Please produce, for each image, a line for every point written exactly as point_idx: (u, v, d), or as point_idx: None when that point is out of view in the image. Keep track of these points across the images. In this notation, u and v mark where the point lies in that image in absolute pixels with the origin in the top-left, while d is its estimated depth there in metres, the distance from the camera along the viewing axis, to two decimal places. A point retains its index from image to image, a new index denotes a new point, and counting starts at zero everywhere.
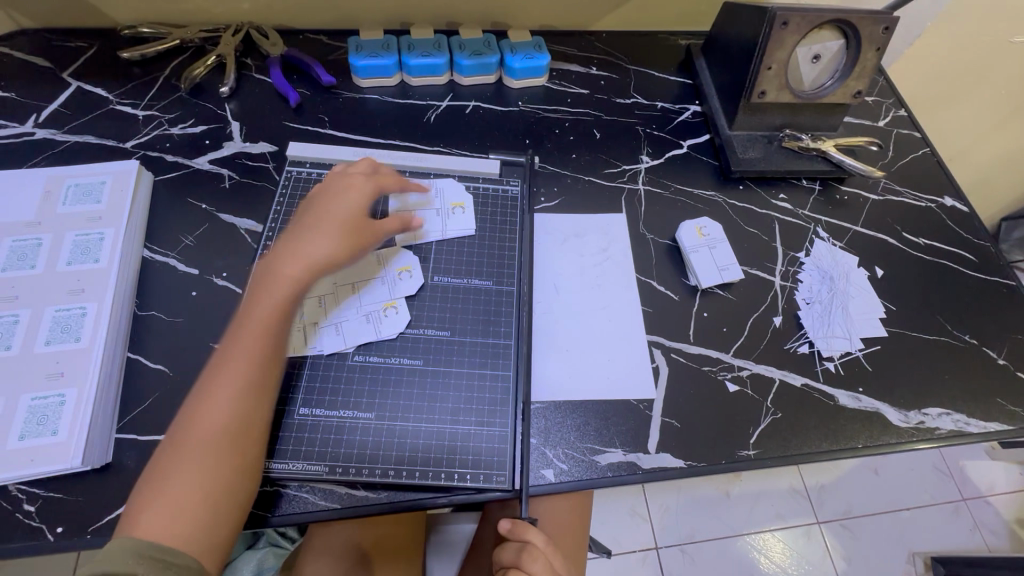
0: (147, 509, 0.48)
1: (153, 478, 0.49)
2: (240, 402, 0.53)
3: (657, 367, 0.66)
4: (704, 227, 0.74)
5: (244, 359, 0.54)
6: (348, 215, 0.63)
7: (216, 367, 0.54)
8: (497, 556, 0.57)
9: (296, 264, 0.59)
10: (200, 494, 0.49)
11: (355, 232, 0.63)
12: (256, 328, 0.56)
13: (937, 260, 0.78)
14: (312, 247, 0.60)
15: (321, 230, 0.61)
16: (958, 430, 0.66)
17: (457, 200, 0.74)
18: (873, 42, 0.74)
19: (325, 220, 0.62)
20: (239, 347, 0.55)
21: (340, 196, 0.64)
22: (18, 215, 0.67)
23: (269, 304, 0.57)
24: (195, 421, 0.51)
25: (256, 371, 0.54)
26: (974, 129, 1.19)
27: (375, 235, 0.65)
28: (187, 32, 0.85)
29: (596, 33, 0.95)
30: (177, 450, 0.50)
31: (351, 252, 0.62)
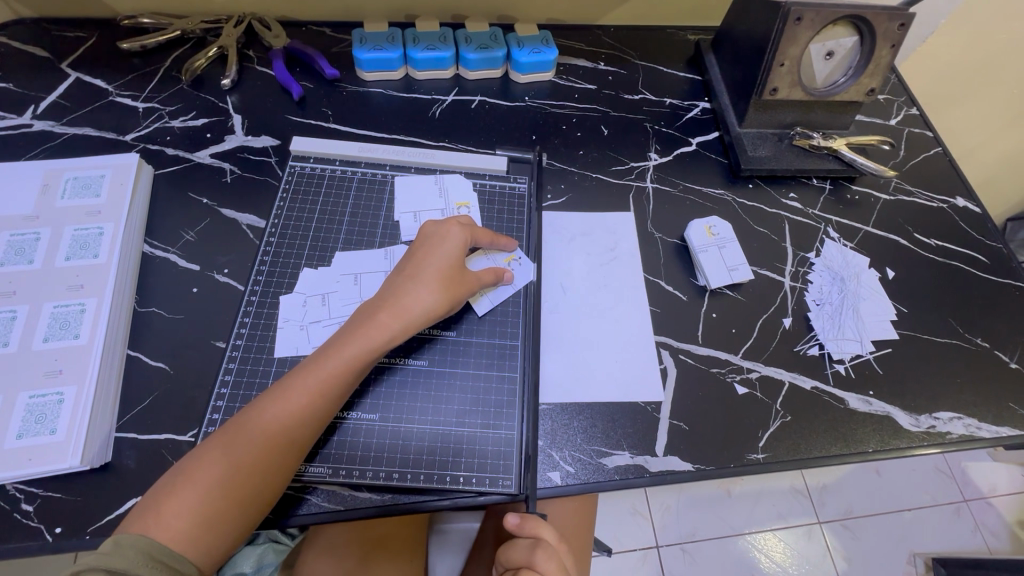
0: (164, 514, 0.46)
1: (178, 481, 0.48)
2: (292, 434, 0.51)
3: (665, 369, 0.66)
4: (713, 226, 0.73)
5: (308, 392, 0.52)
6: (452, 269, 0.60)
7: (280, 390, 0.52)
8: (507, 555, 0.55)
9: (393, 315, 0.57)
10: (220, 511, 0.48)
11: (454, 287, 0.60)
12: (333, 365, 0.54)
13: (949, 261, 0.76)
14: (413, 300, 0.57)
15: (424, 281, 0.58)
16: (970, 435, 0.65)
17: (462, 200, 0.73)
18: (888, 39, 0.72)
19: (429, 270, 0.59)
20: (309, 381, 0.53)
21: (447, 248, 0.61)
22: (16, 209, 0.66)
23: (355, 346, 0.55)
24: (246, 439, 0.50)
25: (318, 407, 0.53)
26: (984, 128, 1.18)
27: (469, 290, 0.62)
28: (188, 23, 0.83)
29: (604, 28, 0.93)
30: (209, 460, 0.49)
31: (447, 307, 0.59)
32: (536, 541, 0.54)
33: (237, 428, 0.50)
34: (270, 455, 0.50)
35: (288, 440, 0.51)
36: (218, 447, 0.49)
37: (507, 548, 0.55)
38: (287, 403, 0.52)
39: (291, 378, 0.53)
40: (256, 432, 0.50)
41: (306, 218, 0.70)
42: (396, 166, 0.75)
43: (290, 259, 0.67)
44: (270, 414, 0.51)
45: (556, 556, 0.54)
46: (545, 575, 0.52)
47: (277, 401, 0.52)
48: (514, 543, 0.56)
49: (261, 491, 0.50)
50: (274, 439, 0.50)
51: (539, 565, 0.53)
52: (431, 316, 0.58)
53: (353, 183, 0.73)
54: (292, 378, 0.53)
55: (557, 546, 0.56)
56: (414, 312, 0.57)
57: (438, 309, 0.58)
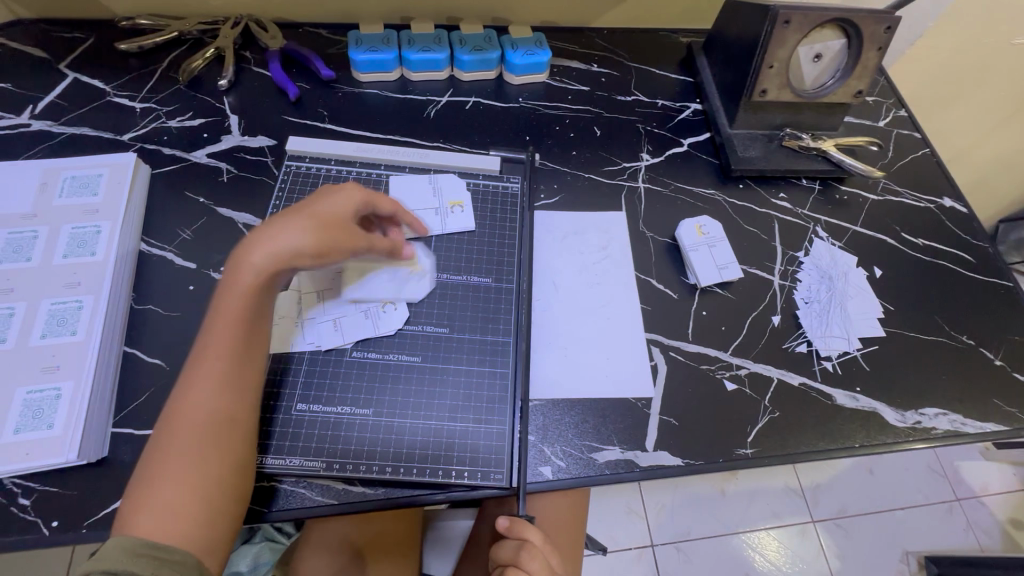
0: (144, 512, 0.47)
1: (144, 481, 0.48)
2: (219, 401, 0.52)
3: (656, 366, 0.66)
4: (703, 225, 0.74)
5: (215, 357, 0.53)
6: (324, 212, 0.58)
7: (195, 367, 0.53)
8: (496, 553, 0.56)
9: (259, 251, 0.55)
10: (191, 494, 0.48)
11: (328, 230, 0.57)
12: (224, 322, 0.54)
13: (936, 260, 0.78)
14: (275, 236, 0.56)
15: (290, 219, 0.57)
16: (955, 431, 0.66)
17: (455, 199, 0.74)
18: (875, 42, 0.73)
19: (299, 210, 0.58)
20: (214, 347, 0.53)
21: (330, 196, 0.60)
22: (14, 207, 0.67)
23: (235, 298, 0.54)
24: (184, 424, 0.50)
25: (232, 369, 0.53)
26: (973, 131, 1.19)
27: (350, 233, 0.59)
28: (185, 24, 0.84)
29: (597, 31, 0.94)
30: (162, 454, 0.49)
31: (318, 243, 0.56)
32: (523, 543, 0.55)
33: (170, 419, 0.51)
34: (208, 427, 0.51)
35: (219, 409, 0.52)
36: (164, 441, 0.50)
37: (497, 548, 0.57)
38: (205, 376, 0.52)
39: (199, 353, 0.53)
40: (188, 416, 0.51)
41: None
42: (391, 166, 0.76)
43: None
44: (192, 391, 0.52)
45: (543, 557, 0.55)
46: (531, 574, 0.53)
47: (196, 376, 0.52)
48: (503, 543, 0.57)
49: (225, 464, 0.50)
50: (207, 414, 0.51)
51: (524, 564, 0.54)
52: (295, 253, 0.56)
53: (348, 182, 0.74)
54: (199, 353, 0.54)
55: (545, 548, 0.56)
56: (276, 246, 0.55)
57: (302, 246, 0.56)
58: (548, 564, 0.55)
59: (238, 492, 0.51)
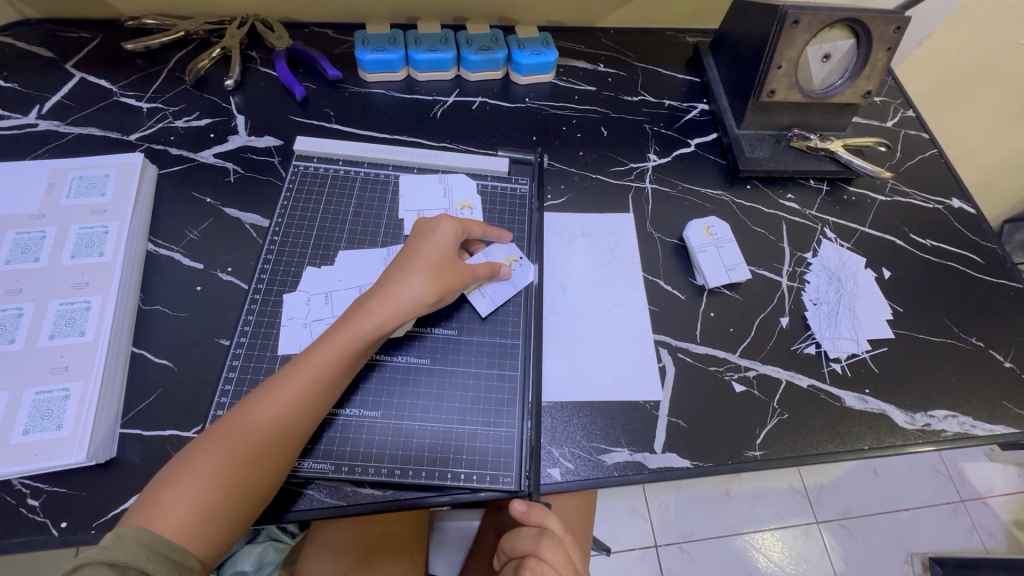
0: (163, 505, 0.47)
1: (177, 474, 0.48)
2: (287, 425, 0.52)
3: (664, 367, 0.66)
4: (711, 226, 0.74)
5: (300, 382, 0.53)
6: (441, 260, 0.61)
7: (272, 385, 0.53)
8: (512, 543, 0.55)
9: (383, 303, 0.57)
10: (216, 501, 0.48)
11: (445, 277, 0.60)
12: (326, 355, 0.55)
13: (945, 262, 0.77)
14: (401, 288, 0.58)
15: (413, 271, 0.59)
16: (964, 433, 0.66)
17: (465, 201, 0.73)
18: (884, 41, 0.73)
19: (417, 260, 0.60)
20: (300, 373, 0.54)
21: (439, 241, 0.62)
22: (21, 208, 0.67)
23: (343, 338, 0.55)
24: (239, 430, 0.51)
25: (309, 398, 0.53)
26: (979, 132, 1.19)
27: (461, 282, 0.62)
28: (192, 24, 0.84)
29: (604, 30, 0.94)
30: (205, 453, 0.49)
31: (437, 297, 0.60)
32: (543, 529, 0.55)
33: (228, 424, 0.51)
34: (262, 447, 0.51)
35: (282, 432, 0.52)
36: (212, 442, 0.50)
37: (513, 538, 0.55)
38: (282, 396, 0.52)
39: (283, 373, 0.54)
40: (249, 425, 0.51)
41: (310, 218, 0.71)
42: (399, 166, 0.76)
43: (293, 258, 0.68)
44: (263, 405, 0.52)
45: (562, 547, 0.54)
46: (551, 564, 0.53)
47: (272, 393, 0.53)
48: (518, 532, 0.56)
49: (259, 481, 0.50)
50: (270, 431, 0.51)
51: (545, 552, 0.53)
52: (422, 305, 0.59)
53: (356, 183, 0.74)
54: (285, 372, 0.54)
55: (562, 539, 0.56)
56: (402, 300, 0.58)
57: (428, 297, 0.59)
58: (567, 555, 0.55)
59: (255, 506, 0.51)
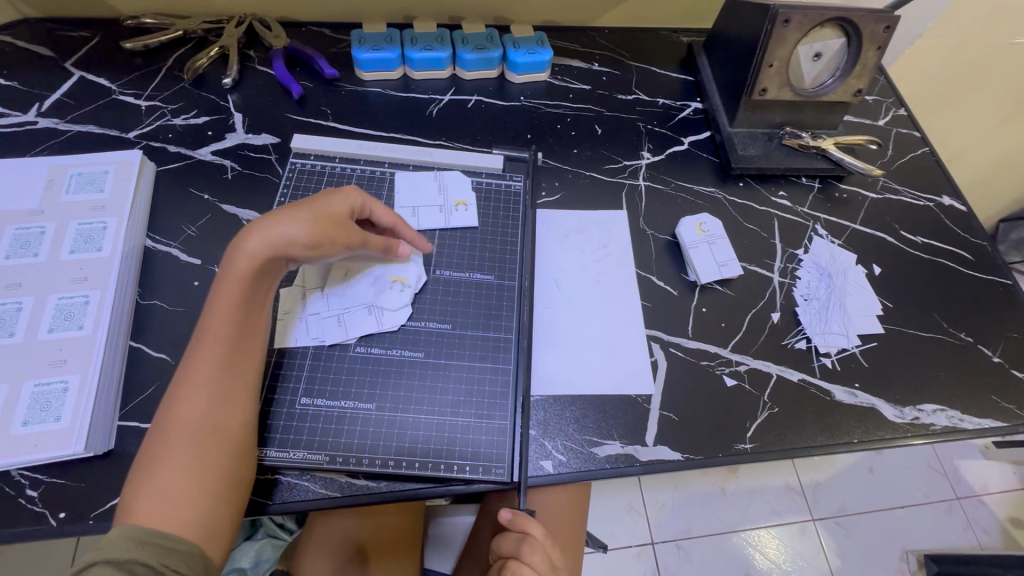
0: (136, 503, 0.47)
1: (141, 473, 0.49)
2: (214, 392, 0.53)
3: (656, 361, 0.67)
4: (704, 223, 0.75)
5: (211, 346, 0.54)
6: (321, 203, 0.60)
7: (189, 361, 0.54)
8: (498, 545, 0.57)
9: (260, 243, 0.57)
10: (185, 485, 0.49)
11: (331, 226, 0.60)
12: (225, 313, 0.55)
13: (935, 258, 0.78)
14: (273, 225, 0.58)
15: (291, 212, 0.59)
16: (953, 426, 0.66)
17: (460, 198, 0.74)
18: (874, 40, 0.74)
19: (299, 206, 0.60)
20: (208, 337, 0.54)
21: (326, 190, 0.62)
22: (21, 204, 0.68)
23: (231, 287, 0.56)
24: (175, 413, 0.51)
25: (227, 357, 0.54)
26: (972, 131, 1.20)
27: (345, 229, 0.61)
28: (190, 23, 0.85)
29: (598, 30, 0.95)
30: (160, 445, 0.50)
31: (311, 237, 0.59)
32: (524, 535, 0.56)
33: (167, 413, 0.51)
34: (200, 424, 0.51)
35: (214, 402, 0.52)
36: (161, 435, 0.50)
37: (500, 539, 0.57)
38: (201, 367, 0.53)
39: (194, 346, 0.55)
40: (186, 407, 0.51)
41: None
42: (395, 163, 0.77)
43: None
44: (191, 380, 0.53)
45: (544, 550, 0.55)
46: (530, 567, 0.54)
47: (192, 368, 0.53)
48: (505, 535, 0.58)
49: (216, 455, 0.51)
50: (203, 402, 0.52)
51: (526, 557, 0.54)
52: (294, 242, 0.58)
53: (352, 179, 0.75)
54: (196, 345, 0.55)
55: (546, 542, 0.57)
56: (274, 236, 0.58)
57: (304, 238, 0.58)
58: (550, 558, 0.56)
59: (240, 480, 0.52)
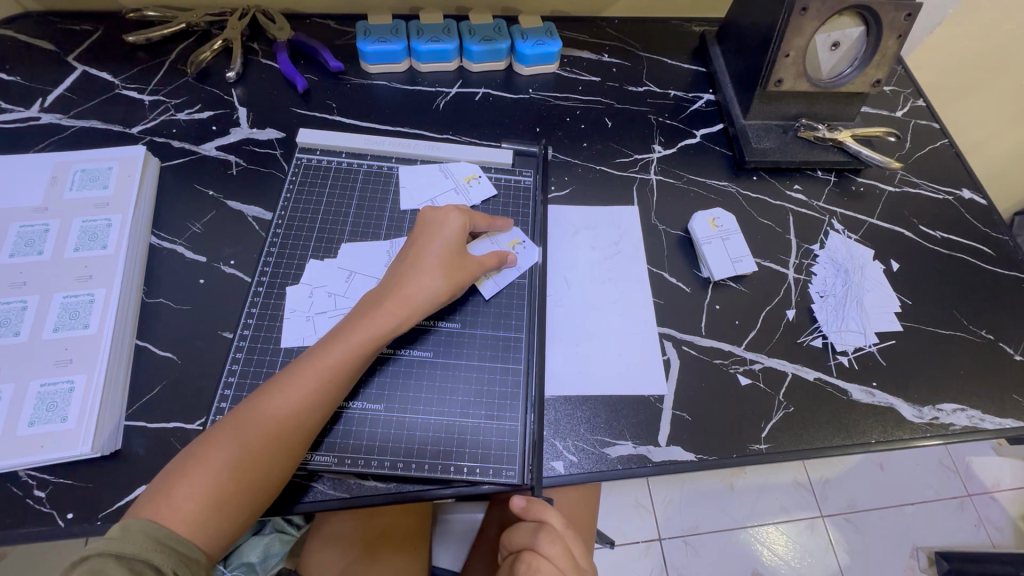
0: (173, 497, 0.47)
1: (190, 466, 0.49)
2: (302, 421, 0.52)
3: (668, 359, 0.66)
4: (717, 218, 0.73)
5: (316, 378, 0.53)
6: (452, 256, 0.61)
7: (285, 379, 0.53)
8: (511, 539, 0.56)
9: (398, 301, 0.58)
10: (227, 496, 0.48)
11: (456, 271, 0.61)
12: (344, 351, 0.55)
13: (954, 253, 0.76)
14: (416, 287, 0.59)
15: (426, 268, 0.60)
16: (973, 426, 0.65)
17: (512, 238, 0.70)
18: (895, 29, 0.71)
19: (428, 257, 0.61)
20: (314, 369, 0.54)
21: (446, 235, 0.62)
22: (24, 201, 0.67)
23: (358, 332, 0.56)
24: (251, 422, 0.51)
25: (321, 397, 0.54)
26: (989, 122, 1.17)
27: (471, 276, 0.63)
28: (193, 16, 0.84)
29: (608, 20, 0.93)
30: (218, 445, 0.50)
31: (449, 294, 0.61)
32: (540, 525, 0.55)
33: (242, 416, 0.51)
34: (275, 444, 0.51)
35: (296, 428, 0.52)
36: (224, 433, 0.50)
37: (513, 533, 0.56)
38: (296, 390, 0.53)
39: (297, 367, 0.54)
40: (263, 417, 0.51)
41: (313, 210, 0.70)
42: (402, 158, 0.76)
43: (296, 251, 0.68)
44: (279, 400, 0.52)
45: (561, 541, 0.54)
46: (549, 558, 0.52)
47: (282, 388, 0.53)
48: (518, 527, 0.56)
49: (271, 476, 0.51)
50: (284, 424, 0.51)
51: (542, 548, 0.53)
52: (434, 303, 0.60)
53: (359, 175, 0.74)
54: (298, 367, 0.54)
55: (563, 533, 0.56)
56: (416, 300, 0.59)
57: (443, 296, 0.60)
58: (568, 548, 0.55)
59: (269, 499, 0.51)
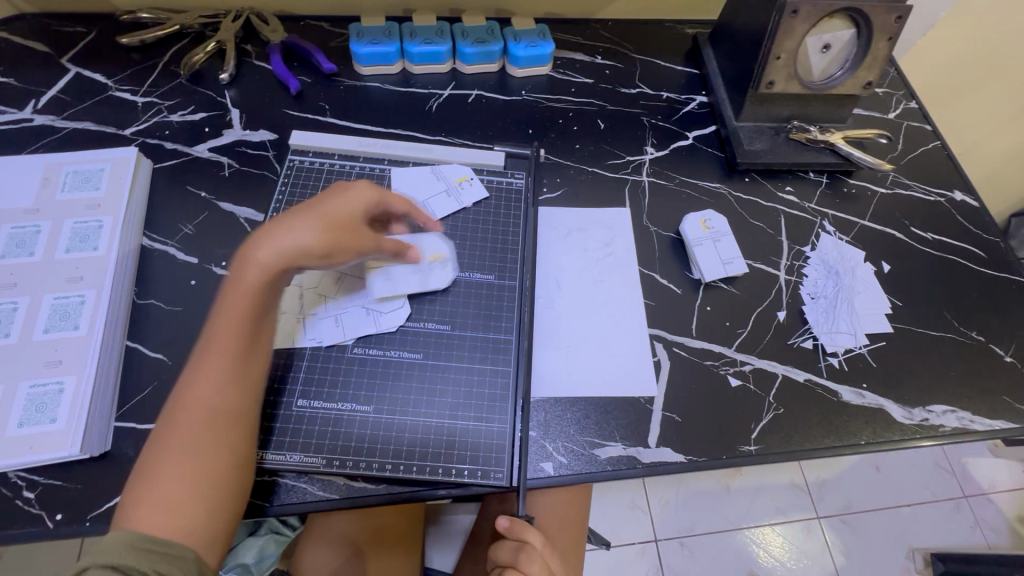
0: (135, 506, 0.47)
1: (141, 476, 0.49)
2: (217, 401, 0.52)
3: (659, 361, 0.66)
4: (708, 219, 0.73)
5: (222, 353, 0.53)
6: (331, 210, 0.58)
7: (198, 367, 0.53)
8: (495, 554, 0.56)
9: (269, 251, 0.55)
10: (184, 492, 0.48)
11: (343, 229, 0.58)
12: (228, 318, 0.54)
13: (945, 254, 0.76)
14: (280, 232, 0.56)
15: (295, 217, 0.57)
16: (963, 428, 0.65)
17: (436, 252, 0.67)
18: (885, 31, 0.71)
19: (301, 209, 0.58)
20: (217, 345, 0.53)
21: (341, 196, 0.60)
22: (16, 203, 0.67)
23: (247, 291, 0.54)
24: (179, 421, 0.51)
25: (229, 370, 0.53)
26: (982, 124, 1.17)
27: (359, 242, 0.59)
28: (187, 17, 0.84)
29: (602, 22, 0.93)
30: (162, 448, 0.50)
31: (327, 247, 0.57)
32: (523, 545, 0.55)
33: (173, 416, 0.51)
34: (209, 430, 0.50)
35: (214, 409, 0.51)
36: (166, 438, 0.50)
37: (499, 548, 0.56)
38: (206, 376, 0.52)
39: (204, 352, 0.54)
40: (193, 408, 0.51)
41: None
42: (394, 160, 0.76)
43: None
44: (191, 393, 0.52)
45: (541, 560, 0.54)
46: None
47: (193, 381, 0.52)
48: (502, 543, 0.57)
49: (219, 462, 0.50)
50: (202, 410, 0.51)
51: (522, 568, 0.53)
52: (310, 251, 0.56)
53: (351, 177, 0.74)
54: (204, 353, 0.54)
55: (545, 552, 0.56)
56: (287, 244, 0.55)
57: (313, 244, 0.56)
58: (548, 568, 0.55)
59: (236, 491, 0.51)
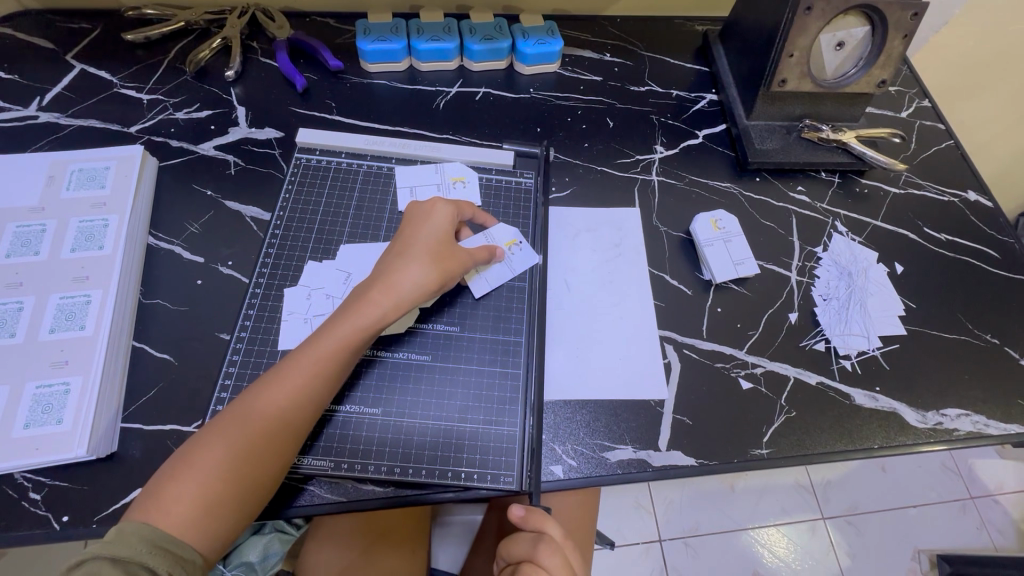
0: (166, 499, 0.46)
1: (182, 467, 0.48)
2: (291, 418, 0.52)
3: (669, 363, 0.65)
4: (719, 219, 0.72)
5: (308, 373, 0.53)
6: (439, 244, 0.60)
7: (268, 381, 0.52)
8: (509, 550, 0.55)
9: (383, 290, 0.56)
10: (220, 496, 0.48)
11: (446, 257, 0.60)
12: (330, 344, 0.54)
13: (959, 256, 0.75)
14: (401, 274, 0.57)
15: (413, 256, 0.58)
16: (977, 432, 0.64)
17: (509, 238, 0.69)
18: (901, 29, 0.70)
19: (417, 246, 0.59)
20: (307, 364, 0.53)
21: (435, 223, 0.61)
22: (21, 201, 0.66)
23: (347, 321, 0.55)
24: (235, 421, 0.50)
25: (311, 392, 0.53)
26: (992, 123, 1.16)
27: (461, 265, 0.61)
28: (192, 14, 0.83)
29: (610, 19, 0.92)
30: (207, 447, 0.49)
31: (438, 282, 0.59)
32: (540, 535, 0.54)
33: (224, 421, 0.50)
34: (261, 445, 0.50)
35: (284, 424, 0.51)
36: (208, 442, 0.49)
37: (512, 543, 0.55)
38: (279, 390, 0.52)
39: (281, 370, 0.53)
40: (252, 417, 0.50)
41: (311, 211, 0.70)
42: (402, 159, 0.75)
43: (294, 252, 0.67)
44: (262, 403, 0.51)
45: (560, 552, 0.53)
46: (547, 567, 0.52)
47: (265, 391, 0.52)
48: (516, 538, 0.55)
49: (261, 477, 0.50)
50: (273, 423, 0.51)
51: (541, 559, 0.52)
52: (423, 290, 0.58)
53: (358, 176, 0.73)
54: (287, 364, 0.53)
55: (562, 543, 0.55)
56: (404, 287, 0.57)
57: (429, 281, 0.58)
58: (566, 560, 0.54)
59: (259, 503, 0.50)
